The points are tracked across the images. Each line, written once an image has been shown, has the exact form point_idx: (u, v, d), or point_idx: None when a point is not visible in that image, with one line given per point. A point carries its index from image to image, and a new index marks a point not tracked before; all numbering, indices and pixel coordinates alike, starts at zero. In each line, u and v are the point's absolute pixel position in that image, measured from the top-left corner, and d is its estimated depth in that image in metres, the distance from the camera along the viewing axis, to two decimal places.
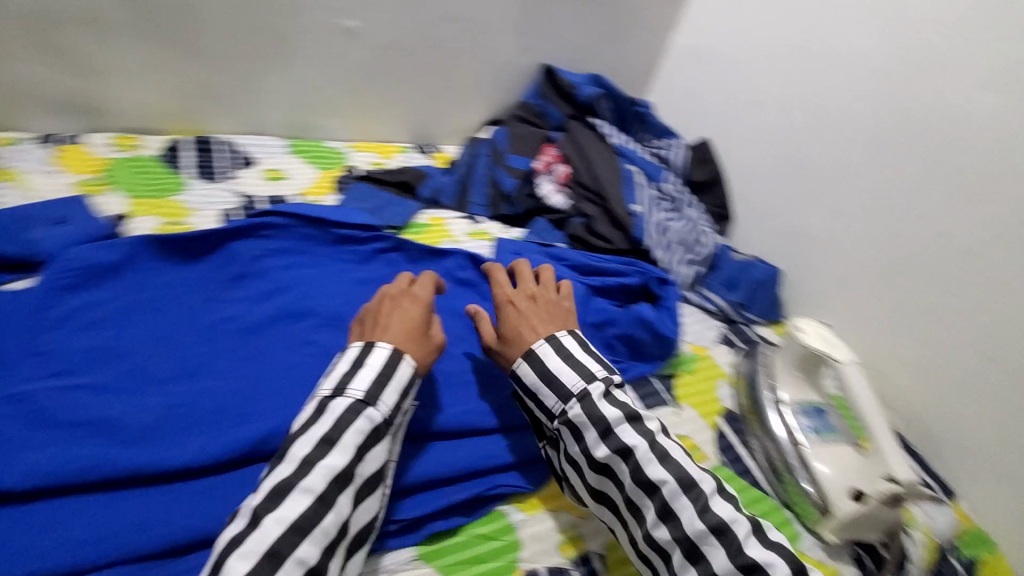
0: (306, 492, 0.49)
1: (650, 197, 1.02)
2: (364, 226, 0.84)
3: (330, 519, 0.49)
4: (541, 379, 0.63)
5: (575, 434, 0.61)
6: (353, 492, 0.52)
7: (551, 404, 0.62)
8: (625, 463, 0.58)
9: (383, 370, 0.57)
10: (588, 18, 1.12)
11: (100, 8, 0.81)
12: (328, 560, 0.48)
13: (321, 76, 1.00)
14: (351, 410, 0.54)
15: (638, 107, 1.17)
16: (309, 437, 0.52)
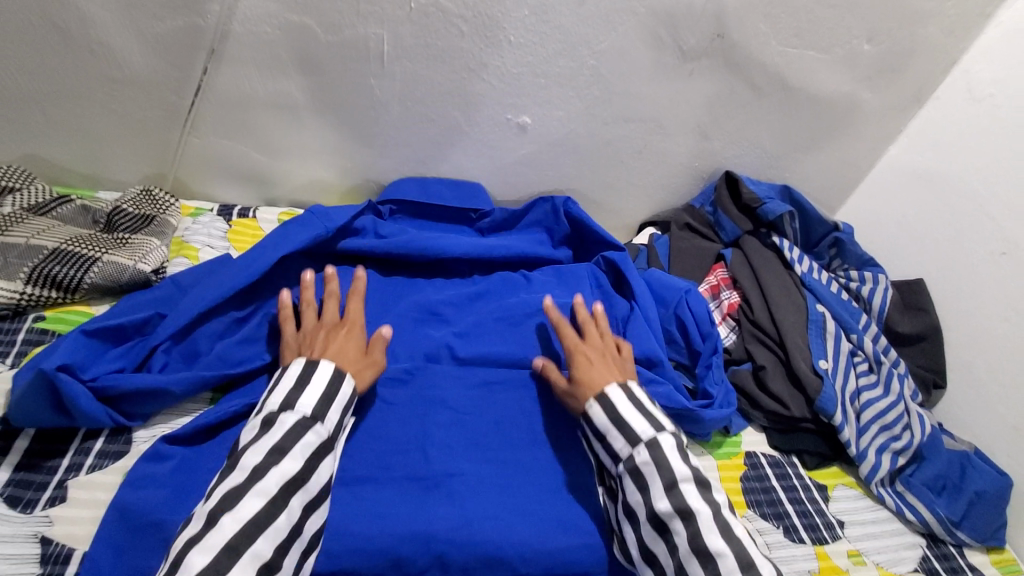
0: (260, 495, 0.51)
1: (842, 353, 0.84)
2: (508, 251, 0.90)
3: (282, 520, 0.51)
4: (615, 423, 0.62)
5: (638, 483, 0.59)
6: (303, 498, 0.53)
7: (619, 447, 0.61)
8: (683, 524, 0.55)
9: (328, 387, 0.59)
10: (789, 123, 0.96)
11: (290, 95, 0.83)
12: (281, 558, 0.50)
13: (484, 167, 0.96)
14: (299, 423, 0.55)
15: (837, 233, 0.98)
16: (260, 447, 0.53)
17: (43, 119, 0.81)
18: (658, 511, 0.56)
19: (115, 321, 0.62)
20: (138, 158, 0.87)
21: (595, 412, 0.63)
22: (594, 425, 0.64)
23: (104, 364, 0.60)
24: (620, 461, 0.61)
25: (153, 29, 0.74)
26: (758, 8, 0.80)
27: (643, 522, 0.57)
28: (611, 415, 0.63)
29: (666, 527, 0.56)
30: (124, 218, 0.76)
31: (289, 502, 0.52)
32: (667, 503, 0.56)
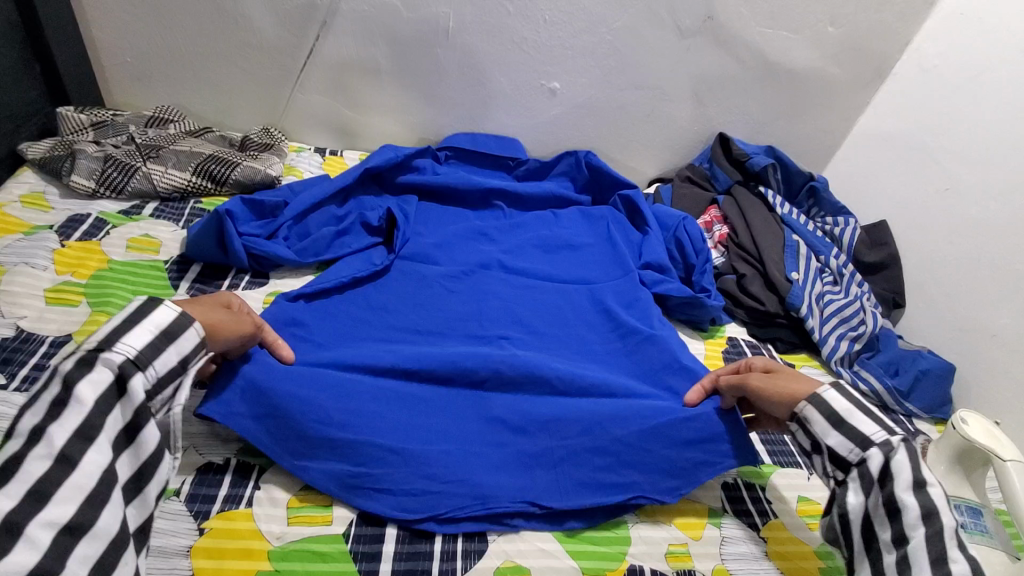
0: (41, 458, 0.45)
1: (811, 268, 1.02)
2: (543, 194, 1.11)
3: (78, 475, 0.46)
4: (860, 410, 0.59)
5: (882, 471, 0.56)
6: (104, 447, 0.48)
7: (871, 432, 0.58)
8: (923, 525, 0.52)
9: (134, 314, 0.53)
10: (771, 94, 1.18)
11: (375, 60, 1.08)
12: (88, 518, 0.46)
13: (522, 125, 1.19)
14: (83, 361, 0.48)
15: (813, 182, 1.17)
16: (42, 403, 0.47)
17: (193, 75, 1.08)
18: (897, 504, 0.54)
19: (261, 198, 0.86)
20: (257, 109, 1.13)
21: (834, 394, 0.61)
22: (824, 412, 0.60)
23: (250, 226, 0.83)
24: (866, 447, 0.58)
25: (284, 6, 1.01)
26: None
27: (878, 507, 0.56)
28: (854, 400, 0.60)
29: (903, 523, 0.53)
30: (253, 144, 1.01)
31: (84, 455, 0.47)
32: (914, 499, 0.53)
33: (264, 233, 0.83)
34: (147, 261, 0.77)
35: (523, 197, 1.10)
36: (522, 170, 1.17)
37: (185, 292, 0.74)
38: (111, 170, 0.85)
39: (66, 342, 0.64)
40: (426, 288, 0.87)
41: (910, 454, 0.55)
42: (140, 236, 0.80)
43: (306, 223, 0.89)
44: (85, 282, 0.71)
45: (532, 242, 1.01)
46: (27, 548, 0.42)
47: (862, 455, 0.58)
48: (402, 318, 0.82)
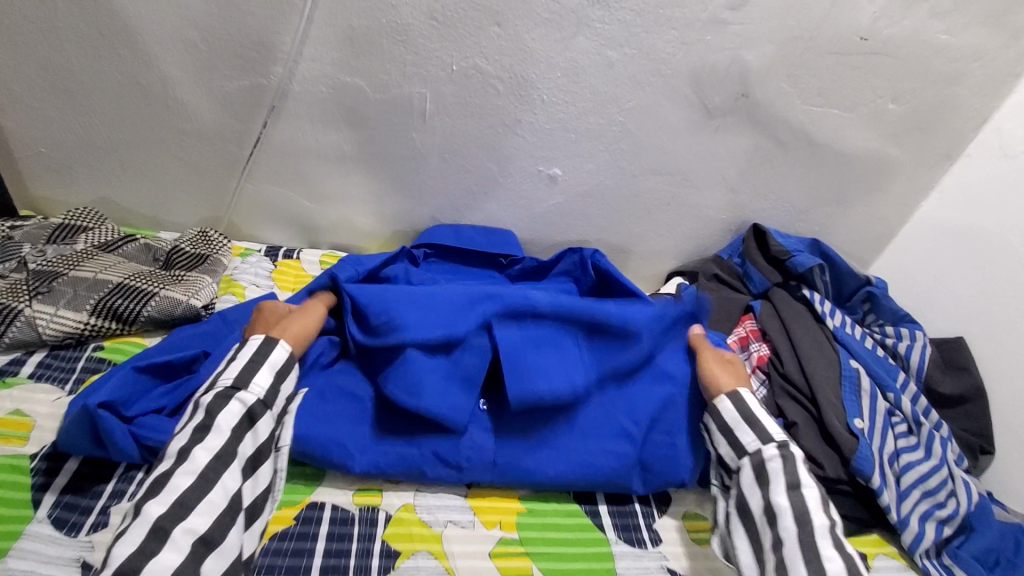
0: (187, 474, 0.52)
1: (879, 413, 0.81)
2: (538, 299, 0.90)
3: (216, 493, 0.53)
4: (749, 420, 0.68)
5: (760, 478, 0.64)
6: (235, 470, 0.55)
7: (747, 442, 0.67)
8: (793, 524, 0.58)
9: (255, 355, 0.62)
10: (816, 179, 0.98)
11: (338, 146, 0.90)
12: (218, 534, 0.52)
13: (516, 216, 1.00)
14: (221, 394, 0.57)
15: (869, 287, 0.97)
16: (187, 429, 0.55)
17: (119, 166, 0.90)
18: (772, 505, 0.61)
19: (164, 358, 0.64)
20: (198, 202, 0.95)
21: (727, 406, 0.70)
22: (721, 419, 0.70)
23: (148, 402, 0.62)
24: (746, 455, 0.66)
25: (223, 88, 0.83)
26: (781, 71, 0.84)
27: (757, 512, 0.62)
28: (742, 415, 0.69)
29: (776, 517, 0.60)
30: (182, 258, 0.82)
31: (223, 475, 0.54)
32: (786, 497, 0.60)
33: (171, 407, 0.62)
34: (7, 457, 0.58)
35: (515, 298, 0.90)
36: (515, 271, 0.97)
37: (48, 513, 0.55)
38: None
39: None
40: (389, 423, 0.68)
41: (787, 464, 0.62)
42: (7, 414, 0.61)
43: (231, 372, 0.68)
44: None
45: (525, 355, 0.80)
46: (172, 551, 0.49)
47: (741, 464, 0.66)
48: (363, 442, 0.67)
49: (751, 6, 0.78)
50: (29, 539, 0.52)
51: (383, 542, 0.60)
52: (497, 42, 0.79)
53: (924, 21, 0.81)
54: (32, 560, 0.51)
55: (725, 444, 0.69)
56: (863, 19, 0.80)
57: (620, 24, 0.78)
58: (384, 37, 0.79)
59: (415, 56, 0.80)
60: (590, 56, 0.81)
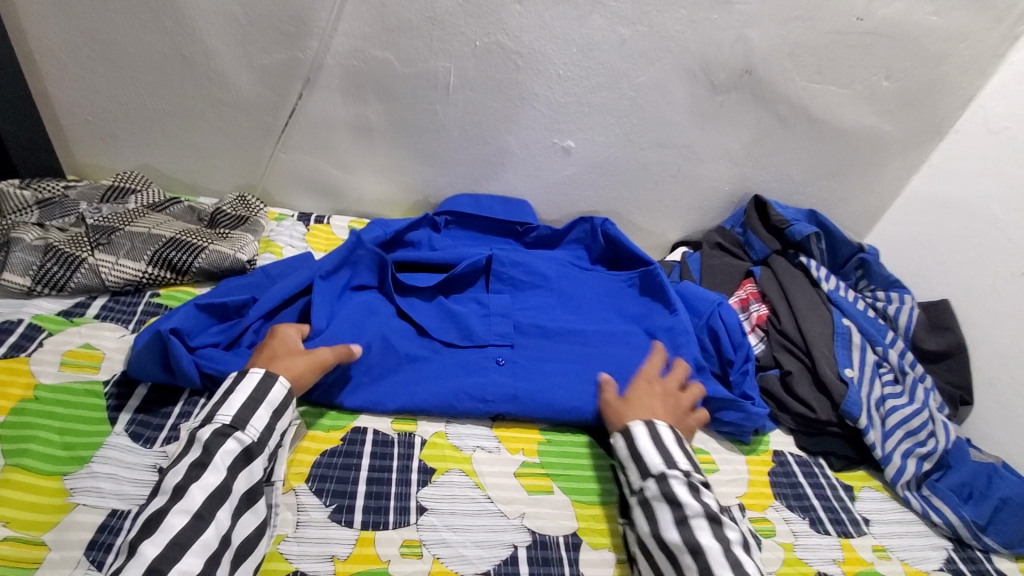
0: (181, 514, 0.51)
1: (868, 364, 0.89)
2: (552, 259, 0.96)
3: (210, 532, 0.51)
4: (632, 456, 0.65)
5: (647, 513, 0.61)
6: (230, 508, 0.54)
7: (632, 479, 0.64)
8: (692, 559, 0.56)
9: (254, 392, 0.60)
10: (813, 153, 1.04)
11: (366, 118, 0.96)
12: (214, 570, 0.50)
13: (532, 187, 1.06)
14: (218, 433, 0.56)
15: (861, 254, 1.04)
16: (181, 465, 0.54)
17: (162, 135, 0.96)
18: (668, 543, 0.58)
19: (219, 299, 0.71)
20: (234, 170, 1.01)
21: (618, 443, 0.67)
22: (618, 455, 0.67)
23: (206, 336, 0.68)
24: (633, 493, 0.63)
25: (262, 60, 0.89)
26: (781, 49, 0.91)
27: (651, 547, 0.59)
28: (628, 448, 0.65)
29: (676, 560, 0.57)
30: (225, 218, 0.88)
31: (217, 514, 0.52)
32: (677, 534, 0.57)
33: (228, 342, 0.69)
34: (83, 383, 0.64)
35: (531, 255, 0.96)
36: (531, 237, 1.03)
37: (124, 429, 0.61)
38: (52, 264, 0.73)
39: None
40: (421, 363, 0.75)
41: (673, 504, 0.59)
42: (79, 347, 0.68)
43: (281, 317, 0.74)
44: (2, 421, 0.59)
45: (543, 307, 0.87)
46: None
47: (631, 503, 0.63)
48: (393, 377, 0.73)
49: None
50: (110, 448, 0.59)
51: (421, 460, 0.67)
52: (518, 19, 0.86)
53: (916, 3, 0.88)
54: (114, 464, 0.57)
55: (624, 480, 0.65)
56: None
57: (633, 3, 0.85)
58: (413, 14, 0.85)
59: (442, 32, 0.87)
60: (604, 33, 0.87)
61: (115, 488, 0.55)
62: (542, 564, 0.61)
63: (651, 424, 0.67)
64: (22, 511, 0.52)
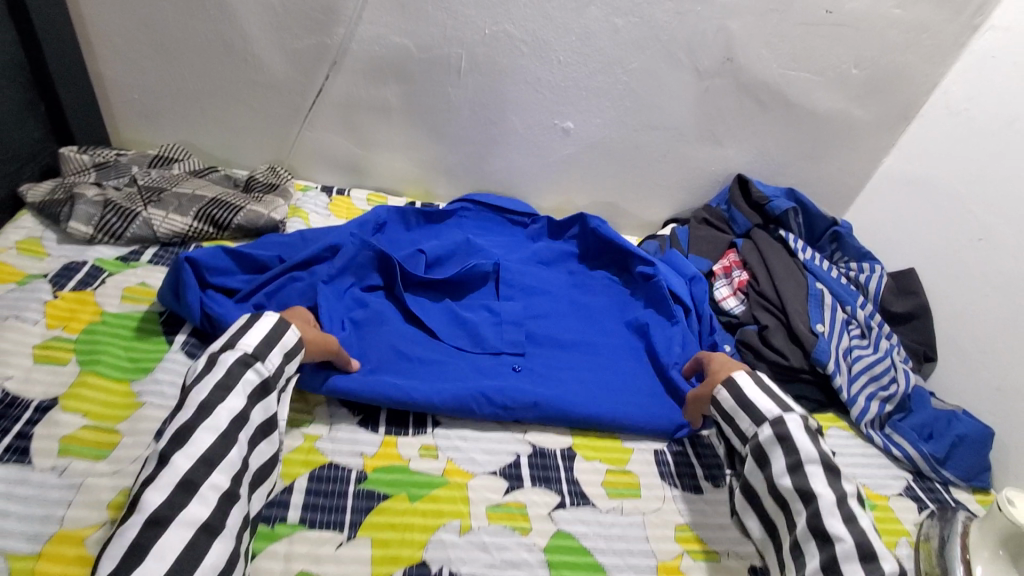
0: (209, 430, 0.55)
1: (837, 320, 0.98)
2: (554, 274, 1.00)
3: (233, 452, 0.56)
4: (740, 404, 0.68)
5: (759, 457, 0.65)
6: (249, 435, 0.58)
7: (745, 427, 0.67)
8: (803, 502, 0.60)
9: (271, 332, 0.64)
10: (791, 135, 1.14)
11: (385, 99, 1.06)
12: (238, 488, 0.55)
13: (534, 166, 1.16)
14: (241, 362, 0.60)
15: (836, 227, 1.13)
16: (205, 383, 0.57)
17: (201, 114, 1.07)
18: (781, 489, 0.62)
19: (247, 250, 0.82)
20: (264, 146, 1.11)
21: (723, 395, 0.70)
22: (722, 406, 0.71)
23: (227, 280, 0.78)
24: (747, 440, 0.67)
25: (294, 45, 0.99)
26: (759, 38, 1.01)
27: (761, 486, 0.64)
28: (735, 397, 0.69)
29: (788, 502, 0.62)
30: (258, 185, 0.98)
31: (237, 437, 0.57)
32: (789, 480, 0.61)
33: (243, 288, 0.78)
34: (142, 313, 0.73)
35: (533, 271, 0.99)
36: (535, 227, 1.12)
37: (179, 348, 0.70)
38: (110, 215, 0.82)
39: (52, 407, 0.60)
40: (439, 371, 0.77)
41: (786, 449, 0.63)
42: (137, 284, 0.77)
43: (297, 273, 0.81)
44: (76, 338, 0.68)
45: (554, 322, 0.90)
46: (200, 503, 0.52)
47: (744, 448, 0.68)
48: (413, 381, 0.73)
49: None
50: (169, 363, 0.68)
51: None
52: (523, 10, 0.96)
53: None
54: (173, 374, 0.66)
55: (731, 425, 0.70)
56: None
57: None
58: (430, 4, 0.95)
59: (456, 21, 0.97)
60: (599, 23, 0.98)
61: (175, 392, 0.65)
62: (542, 469, 0.70)
63: (751, 375, 0.71)
64: (98, 406, 0.61)
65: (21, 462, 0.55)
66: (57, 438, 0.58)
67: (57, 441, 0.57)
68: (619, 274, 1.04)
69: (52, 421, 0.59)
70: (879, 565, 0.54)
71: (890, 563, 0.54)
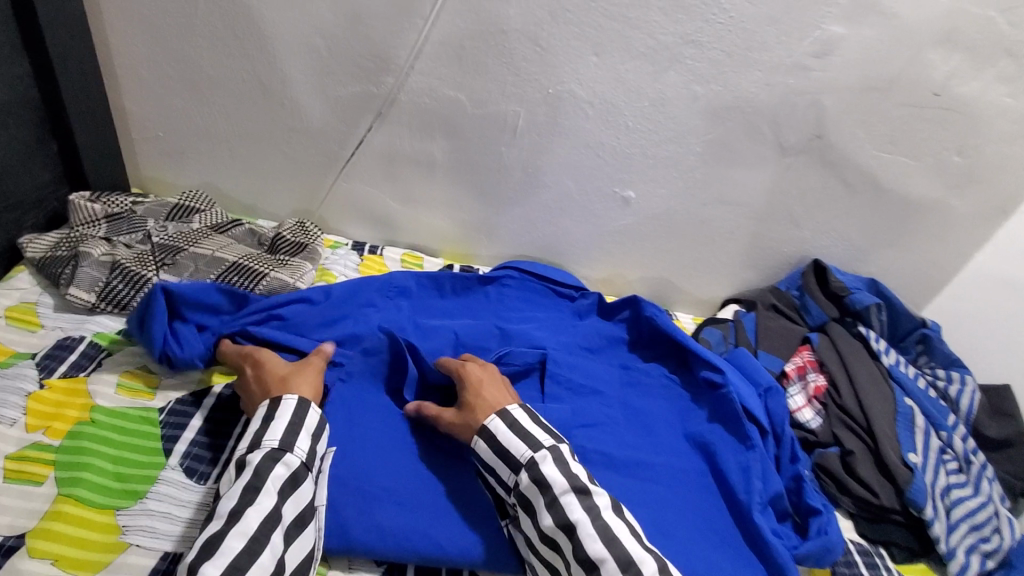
0: (239, 536, 0.50)
1: (931, 448, 0.85)
2: (604, 371, 0.87)
3: (266, 556, 0.51)
4: (497, 453, 0.63)
5: (527, 507, 0.60)
6: (284, 531, 0.54)
7: (505, 476, 0.62)
8: (567, 538, 0.56)
9: (292, 420, 0.59)
10: (877, 222, 1.01)
11: (429, 154, 0.96)
12: None
13: (586, 235, 1.05)
14: (268, 457, 0.56)
15: (923, 329, 1.02)
16: (236, 488, 0.53)
17: (230, 157, 0.97)
18: (545, 529, 0.58)
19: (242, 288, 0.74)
20: (294, 194, 1.02)
21: (478, 447, 0.64)
22: (482, 460, 0.64)
23: (202, 313, 0.72)
24: (511, 490, 0.62)
25: (336, 93, 0.90)
26: (854, 117, 0.89)
27: (536, 538, 0.59)
28: (493, 448, 0.63)
29: (557, 542, 0.57)
30: (285, 244, 0.88)
31: (271, 538, 0.52)
32: (549, 518, 0.58)
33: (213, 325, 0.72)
34: (138, 409, 0.64)
35: (580, 363, 0.85)
36: (584, 303, 0.97)
37: (178, 463, 0.60)
38: (116, 281, 0.74)
39: (16, 548, 0.51)
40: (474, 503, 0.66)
41: (546, 493, 0.59)
42: (136, 369, 0.68)
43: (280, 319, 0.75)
44: (58, 446, 0.58)
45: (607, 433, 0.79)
46: None
47: (512, 500, 0.62)
48: (447, 525, 0.63)
49: (834, 55, 0.84)
50: (163, 484, 0.58)
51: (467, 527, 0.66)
52: (593, 70, 0.86)
53: (993, 83, 0.86)
54: (168, 503, 0.56)
55: (499, 482, 0.63)
56: (936, 75, 0.85)
57: (709, 63, 0.84)
58: (490, 58, 0.85)
59: (516, 77, 0.87)
60: (677, 89, 0.87)
61: (167, 528, 0.55)
62: None
63: (506, 413, 0.65)
64: (71, 548, 0.51)
65: None
66: None
67: None
68: (678, 371, 0.89)
69: (12, 571, 0.49)
70: (637, 568, 0.53)
71: (646, 562, 0.54)
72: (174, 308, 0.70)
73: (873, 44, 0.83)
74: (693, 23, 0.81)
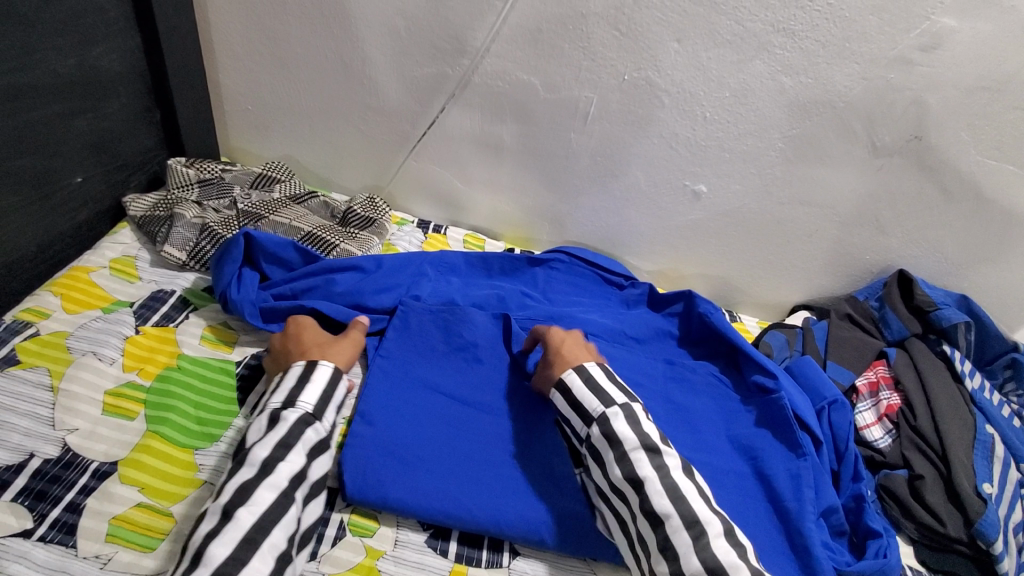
0: (271, 488, 0.53)
1: (1010, 479, 0.78)
2: (652, 365, 0.85)
3: (293, 511, 0.54)
4: (571, 406, 0.66)
5: (596, 457, 0.63)
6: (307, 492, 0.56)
7: (579, 427, 0.65)
8: (634, 492, 0.58)
9: (329, 385, 0.63)
10: (976, 235, 0.93)
11: (499, 137, 0.96)
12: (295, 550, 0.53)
13: (650, 228, 1.03)
14: (301, 420, 0.59)
15: (1015, 352, 0.93)
16: (268, 441, 0.57)
17: (308, 132, 1.02)
18: (614, 480, 0.60)
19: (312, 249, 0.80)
20: (365, 169, 1.06)
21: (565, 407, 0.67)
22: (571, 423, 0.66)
23: (271, 267, 0.78)
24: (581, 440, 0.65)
25: (413, 73, 0.92)
26: (961, 117, 0.82)
27: (604, 486, 0.62)
28: (570, 400, 0.66)
29: (621, 493, 0.60)
30: (355, 218, 0.92)
31: (296, 496, 0.55)
32: (618, 471, 0.59)
33: (275, 278, 0.77)
34: (218, 360, 0.69)
35: (623, 356, 0.85)
36: (633, 292, 0.96)
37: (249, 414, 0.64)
38: (204, 243, 0.80)
39: (110, 473, 0.56)
40: (508, 476, 0.67)
41: (614, 445, 0.61)
42: (217, 324, 0.73)
43: (335, 278, 0.78)
44: (148, 386, 0.64)
45: (690, 418, 0.80)
46: (260, 560, 0.49)
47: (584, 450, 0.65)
48: (481, 495, 0.64)
49: (943, 50, 0.77)
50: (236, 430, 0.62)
51: None
52: (673, 57, 0.83)
53: None
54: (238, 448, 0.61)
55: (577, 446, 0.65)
56: None
57: (802, 53, 0.79)
58: (568, 42, 0.84)
59: (592, 62, 0.85)
60: (763, 80, 0.83)
61: None
62: None
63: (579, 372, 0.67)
64: (156, 479, 0.57)
65: (64, 543, 0.52)
66: (107, 518, 0.54)
67: (106, 521, 0.53)
68: (728, 372, 0.86)
69: (106, 494, 0.55)
70: (702, 527, 0.54)
71: (711, 523, 0.55)
72: (251, 253, 0.77)
73: (991, 39, 0.75)
74: (786, 10, 0.76)
